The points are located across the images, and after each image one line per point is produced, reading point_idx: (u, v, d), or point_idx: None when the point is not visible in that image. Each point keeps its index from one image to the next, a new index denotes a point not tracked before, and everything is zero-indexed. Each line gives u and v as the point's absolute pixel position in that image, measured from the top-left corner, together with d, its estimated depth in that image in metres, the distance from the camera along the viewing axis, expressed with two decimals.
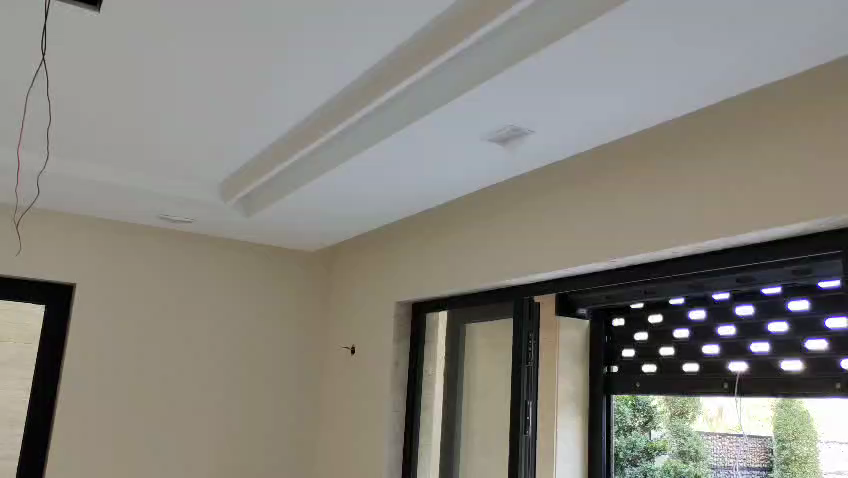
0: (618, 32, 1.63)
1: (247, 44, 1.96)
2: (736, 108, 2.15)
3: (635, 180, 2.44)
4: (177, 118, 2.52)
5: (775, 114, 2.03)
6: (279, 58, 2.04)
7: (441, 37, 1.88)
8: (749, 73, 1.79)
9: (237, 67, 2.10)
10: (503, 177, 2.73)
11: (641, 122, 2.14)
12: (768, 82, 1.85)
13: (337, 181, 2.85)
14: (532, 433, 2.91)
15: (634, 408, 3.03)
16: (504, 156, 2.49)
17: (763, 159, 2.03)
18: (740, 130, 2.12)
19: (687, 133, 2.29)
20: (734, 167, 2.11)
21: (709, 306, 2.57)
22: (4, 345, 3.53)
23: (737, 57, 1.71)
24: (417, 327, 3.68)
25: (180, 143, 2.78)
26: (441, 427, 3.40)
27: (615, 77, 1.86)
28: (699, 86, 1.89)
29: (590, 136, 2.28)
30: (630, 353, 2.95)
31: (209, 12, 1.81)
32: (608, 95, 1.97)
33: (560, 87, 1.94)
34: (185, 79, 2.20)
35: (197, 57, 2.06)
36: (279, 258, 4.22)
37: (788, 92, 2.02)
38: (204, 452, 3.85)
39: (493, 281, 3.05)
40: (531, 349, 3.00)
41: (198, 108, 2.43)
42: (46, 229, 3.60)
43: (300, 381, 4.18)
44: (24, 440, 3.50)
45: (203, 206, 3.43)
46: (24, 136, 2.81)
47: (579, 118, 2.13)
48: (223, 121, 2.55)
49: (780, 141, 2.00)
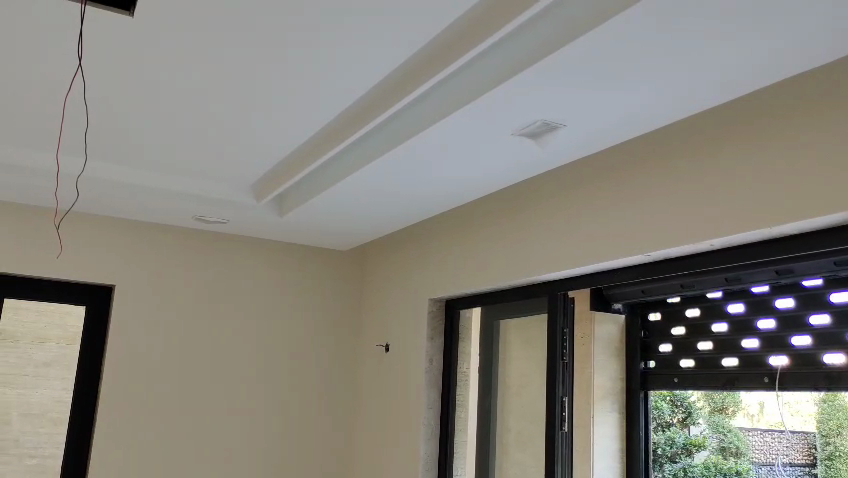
0: (632, 32, 1.62)
1: (246, 44, 1.97)
2: (738, 108, 2.19)
3: (647, 179, 2.48)
4: (188, 118, 2.55)
5: (775, 114, 2.07)
6: (279, 58, 2.05)
7: (466, 37, 1.89)
8: (754, 73, 1.77)
9: (240, 67, 2.12)
10: (511, 179, 2.73)
11: (648, 122, 2.13)
12: (766, 83, 1.83)
13: (365, 181, 2.86)
14: (569, 428, 3.01)
15: (672, 403, 2.83)
16: (519, 156, 2.49)
17: (765, 159, 2.07)
18: (743, 129, 2.16)
19: (697, 132, 2.31)
20: (736, 166, 2.16)
21: (748, 299, 2.53)
22: (46, 345, 3.69)
23: (754, 55, 1.68)
24: (451, 325, 3.66)
25: (194, 143, 2.81)
26: (478, 424, 3.41)
27: (630, 76, 1.83)
28: (706, 86, 1.86)
29: (594, 137, 2.27)
30: (667, 348, 2.85)
31: (205, 12, 1.82)
32: (618, 96, 1.95)
33: (578, 87, 1.92)
34: (195, 79, 2.22)
35: (201, 58, 2.07)
36: (307, 258, 4.24)
37: (788, 92, 2.05)
38: (240, 452, 3.90)
39: (523, 277, 3.01)
40: (566, 346, 3.09)
41: (206, 109, 2.45)
42: (82, 233, 3.67)
43: (332, 383, 4.20)
44: (66, 439, 3.59)
45: (233, 206, 3.48)
46: (61, 141, 2.88)
47: (594, 118, 2.11)
48: (232, 122, 2.57)
49: (780, 141, 2.04)
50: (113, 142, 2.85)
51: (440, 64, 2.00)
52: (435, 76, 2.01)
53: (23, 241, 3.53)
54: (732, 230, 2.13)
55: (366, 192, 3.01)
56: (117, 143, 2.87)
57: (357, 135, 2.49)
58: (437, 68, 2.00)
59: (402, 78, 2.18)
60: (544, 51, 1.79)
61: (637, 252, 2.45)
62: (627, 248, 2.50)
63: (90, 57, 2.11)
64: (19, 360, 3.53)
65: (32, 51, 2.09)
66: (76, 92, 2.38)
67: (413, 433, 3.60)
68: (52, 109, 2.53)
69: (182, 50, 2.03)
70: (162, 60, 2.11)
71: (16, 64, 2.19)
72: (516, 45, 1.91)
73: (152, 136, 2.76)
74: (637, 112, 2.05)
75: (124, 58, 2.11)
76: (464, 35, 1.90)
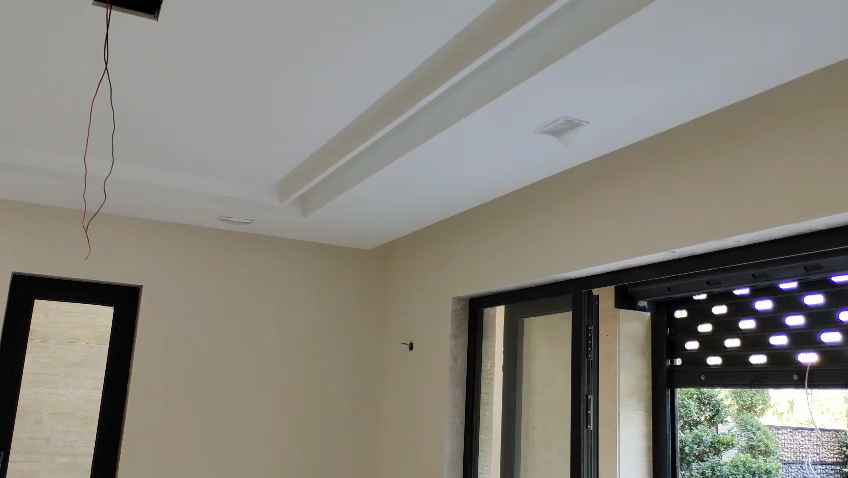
0: (653, 30, 1.61)
1: (244, 44, 1.99)
2: (749, 107, 2.18)
3: (660, 178, 2.47)
4: (197, 119, 2.57)
5: (787, 113, 2.06)
6: (282, 58, 2.07)
7: (487, 35, 1.88)
8: (771, 71, 1.76)
9: (242, 67, 2.14)
10: (526, 179, 2.74)
11: (661, 123, 2.13)
12: (781, 82, 1.82)
13: (384, 181, 2.87)
14: (594, 427, 2.85)
15: (700, 402, 3.18)
16: (534, 156, 2.49)
17: (776, 158, 2.07)
18: (755, 129, 2.15)
19: (711, 129, 2.30)
20: (745, 166, 2.16)
21: (776, 296, 2.51)
22: (76, 345, 3.66)
23: (774, 51, 1.66)
24: (475, 324, 3.64)
25: (209, 144, 2.84)
26: (502, 423, 3.38)
27: (648, 72, 1.81)
28: (726, 86, 1.86)
29: (602, 141, 2.29)
30: (693, 345, 2.96)
31: (201, 11, 1.83)
32: (636, 95, 1.95)
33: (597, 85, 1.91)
34: (197, 80, 2.24)
35: (213, 59, 2.09)
36: (329, 259, 4.25)
37: (798, 90, 2.04)
38: (266, 451, 3.93)
39: (547, 275, 2.97)
40: (591, 343, 2.93)
41: (214, 109, 2.47)
42: (109, 235, 3.73)
43: (357, 382, 4.22)
44: (96, 438, 3.65)
45: (255, 206, 3.50)
46: (90, 144, 2.92)
47: (609, 118, 2.11)
48: (243, 123, 2.60)
49: (789, 141, 2.04)
50: (129, 143, 2.89)
51: (461, 63, 1.99)
52: (456, 76, 2.01)
53: (53, 243, 3.60)
54: (751, 228, 2.10)
55: (387, 192, 3.03)
56: (140, 146, 2.91)
57: (379, 134, 2.49)
58: (456, 69, 2.01)
59: (424, 78, 2.18)
60: (563, 49, 1.77)
61: (655, 251, 2.44)
62: (645, 247, 2.48)
63: (117, 61, 2.15)
64: (50, 360, 3.58)
65: (40, 53, 2.12)
66: (103, 95, 2.41)
67: (438, 431, 3.59)
68: (78, 112, 2.57)
69: (185, 51, 2.05)
70: (171, 62, 2.14)
71: (39, 70, 2.23)
72: (534, 45, 1.91)
73: (176, 137, 2.79)
74: (652, 111, 2.05)
75: (134, 61, 2.14)
76: (479, 35, 1.91)
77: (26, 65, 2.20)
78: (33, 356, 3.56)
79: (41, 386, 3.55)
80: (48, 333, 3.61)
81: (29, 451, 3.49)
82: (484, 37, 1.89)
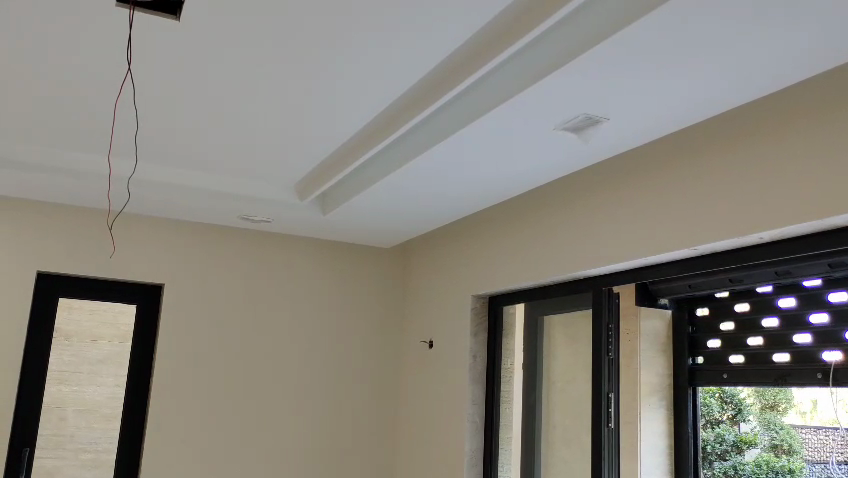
0: (673, 25, 1.59)
1: (255, 44, 2.01)
2: (773, 103, 2.15)
3: (680, 175, 2.45)
4: (217, 118, 2.59)
5: (814, 110, 2.02)
6: (299, 57, 2.08)
7: (506, 32, 1.88)
8: (795, 65, 1.73)
9: (261, 66, 2.15)
10: (545, 176, 2.73)
11: (682, 119, 2.11)
12: (805, 77, 1.80)
13: (403, 180, 2.89)
14: (615, 425, 2.83)
15: (722, 400, 3.18)
16: (552, 153, 2.48)
17: (801, 156, 2.04)
18: (779, 126, 2.12)
19: (733, 126, 2.28)
20: (768, 164, 2.13)
21: (800, 294, 2.51)
22: (99, 344, 3.70)
23: (798, 45, 1.64)
24: (495, 321, 3.64)
25: (226, 143, 2.87)
26: (522, 422, 3.37)
27: (671, 65, 1.78)
28: (748, 81, 1.84)
29: (623, 138, 2.28)
30: (716, 343, 3.00)
31: (221, 10, 1.84)
32: (658, 91, 1.93)
33: (619, 82, 1.89)
34: (219, 79, 2.26)
35: (233, 58, 2.11)
36: (348, 259, 4.26)
37: (824, 86, 2.01)
38: (287, 449, 3.95)
39: (567, 273, 2.96)
40: (612, 341, 2.90)
41: (233, 108, 2.49)
42: (132, 234, 3.77)
43: (377, 379, 4.23)
44: (118, 434, 3.68)
45: (275, 206, 3.52)
46: (114, 145, 2.96)
47: (626, 116, 2.10)
48: (256, 123, 2.62)
49: (814, 139, 2.01)
50: (150, 143, 2.92)
51: (481, 61, 1.99)
52: (474, 74, 2.01)
53: (77, 242, 3.65)
54: (774, 226, 2.08)
55: (407, 191, 3.04)
56: (162, 146, 2.94)
57: (398, 132, 2.49)
58: (473, 69, 2.02)
59: (444, 75, 2.18)
60: (583, 45, 1.76)
61: (676, 248, 2.41)
62: (666, 245, 2.46)
63: (140, 61, 2.17)
64: (73, 358, 3.63)
65: (66, 55, 2.16)
66: (126, 96, 2.44)
67: (457, 429, 3.60)
68: (101, 113, 2.60)
69: (205, 50, 2.07)
70: (193, 61, 2.15)
71: (63, 72, 2.27)
72: (553, 42, 1.90)
73: (197, 137, 2.82)
74: (672, 108, 2.03)
75: (150, 60, 2.16)
76: (499, 33, 1.90)
77: (50, 66, 2.23)
78: (57, 354, 3.60)
79: (65, 384, 3.59)
80: (71, 332, 3.66)
81: (54, 448, 3.53)
82: (504, 34, 1.89)
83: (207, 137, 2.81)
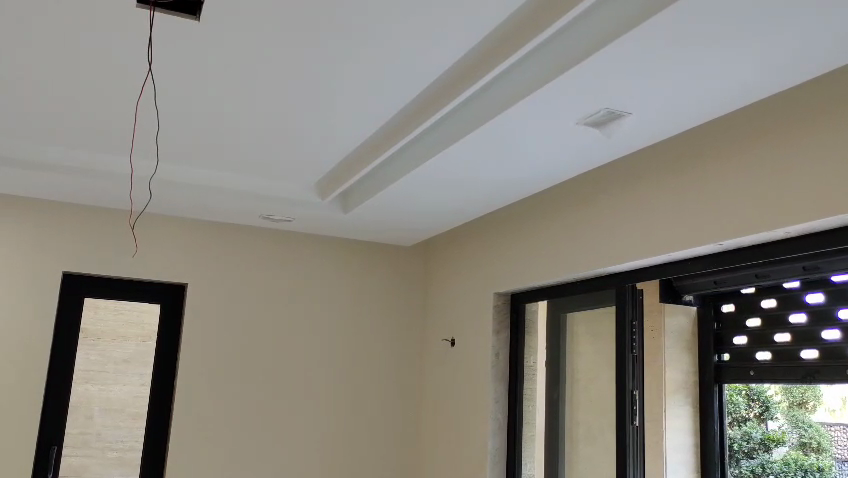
0: (697, 18, 1.56)
1: (270, 45, 2.02)
2: (795, 97, 2.11)
3: (701, 171, 2.42)
4: (235, 118, 2.60)
5: (836, 103, 1.98)
6: (312, 57, 2.08)
7: (524, 30, 1.86)
8: (818, 59, 1.70)
9: (273, 67, 2.16)
10: (564, 172, 2.71)
11: (703, 114, 2.08)
12: (829, 69, 1.77)
13: (420, 178, 2.88)
14: (640, 423, 2.79)
15: (749, 398, 3.25)
16: (571, 151, 2.46)
17: (824, 150, 2.00)
18: (801, 120, 2.08)
19: (753, 120, 2.25)
20: (790, 158, 2.10)
21: (827, 289, 2.46)
22: (125, 343, 3.75)
23: (822, 40, 1.60)
24: (516, 319, 3.63)
25: (245, 144, 2.89)
26: (545, 420, 3.35)
27: (693, 60, 1.75)
28: (772, 74, 1.80)
29: (644, 134, 2.26)
30: (742, 339, 2.96)
31: (239, 11, 1.85)
32: (683, 86, 1.90)
33: (639, 76, 1.86)
34: (237, 79, 2.27)
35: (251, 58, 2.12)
36: (370, 257, 4.27)
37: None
38: (309, 447, 3.96)
39: (588, 270, 2.94)
40: (636, 338, 2.86)
41: (251, 108, 2.50)
42: (155, 234, 3.81)
43: (399, 376, 4.23)
44: (145, 433, 3.72)
45: (295, 205, 3.53)
46: (136, 145, 2.99)
47: (645, 111, 2.08)
48: (274, 122, 2.63)
49: (836, 132, 1.97)
50: (171, 144, 2.94)
51: (498, 57, 1.98)
52: (493, 71, 2.00)
53: (101, 242, 3.69)
54: (796, 221, 2.05)
55: (425, 189, 3.05)
56: (182, 146, 2.97)
57: (416, 130, 2.49)
58: (489, 66, 2.02)
59: (462, 74, 2.17)
60: (602, 40, 1.74)
61: (699, 245, 2.38)
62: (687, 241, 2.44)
63: (160, 63, 2.20)
64: (99, 357, 3.67)
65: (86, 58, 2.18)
66: (147, 97, 2.47)
67: (480, 427, 3.59)
68: (123, 114, 2.63)
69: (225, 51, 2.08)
70: (212, 62, 2.16)
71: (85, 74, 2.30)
72: (571, 37, 1.87)
73: (216, 137, 2.83)
74: (693, 102, 2.00)
75: (171, 61, 2.18)
76: (517, 28, 1.88)
77: (71, 69, 2.26)
78: (83, 353, 3.65)
79: (92, 383, 3.64)
80: (97, 331, 3.70)
81: (82, 446, 3.58)
82: (521, 30, 1.87)
83: (227, 137, 2.83)
